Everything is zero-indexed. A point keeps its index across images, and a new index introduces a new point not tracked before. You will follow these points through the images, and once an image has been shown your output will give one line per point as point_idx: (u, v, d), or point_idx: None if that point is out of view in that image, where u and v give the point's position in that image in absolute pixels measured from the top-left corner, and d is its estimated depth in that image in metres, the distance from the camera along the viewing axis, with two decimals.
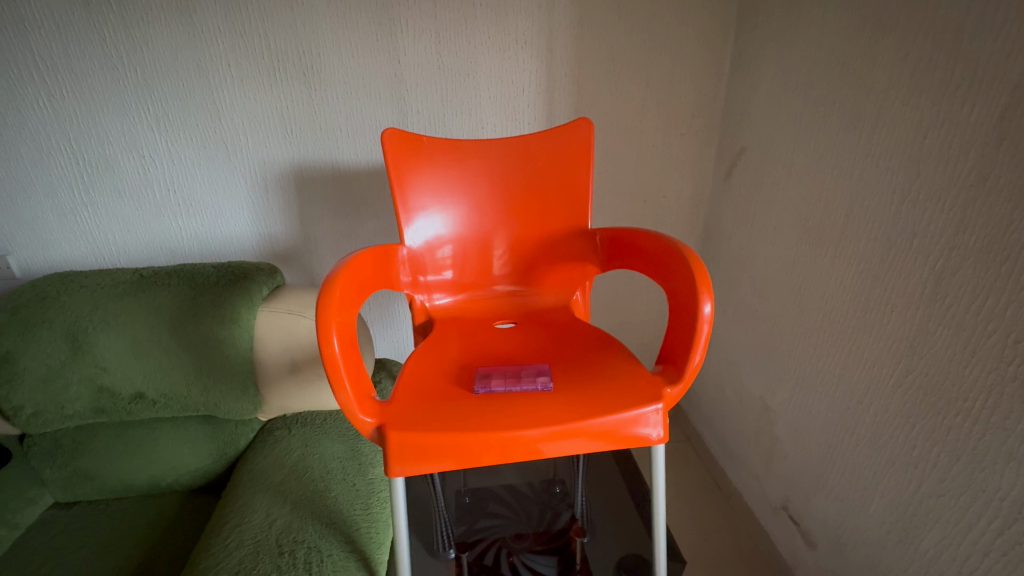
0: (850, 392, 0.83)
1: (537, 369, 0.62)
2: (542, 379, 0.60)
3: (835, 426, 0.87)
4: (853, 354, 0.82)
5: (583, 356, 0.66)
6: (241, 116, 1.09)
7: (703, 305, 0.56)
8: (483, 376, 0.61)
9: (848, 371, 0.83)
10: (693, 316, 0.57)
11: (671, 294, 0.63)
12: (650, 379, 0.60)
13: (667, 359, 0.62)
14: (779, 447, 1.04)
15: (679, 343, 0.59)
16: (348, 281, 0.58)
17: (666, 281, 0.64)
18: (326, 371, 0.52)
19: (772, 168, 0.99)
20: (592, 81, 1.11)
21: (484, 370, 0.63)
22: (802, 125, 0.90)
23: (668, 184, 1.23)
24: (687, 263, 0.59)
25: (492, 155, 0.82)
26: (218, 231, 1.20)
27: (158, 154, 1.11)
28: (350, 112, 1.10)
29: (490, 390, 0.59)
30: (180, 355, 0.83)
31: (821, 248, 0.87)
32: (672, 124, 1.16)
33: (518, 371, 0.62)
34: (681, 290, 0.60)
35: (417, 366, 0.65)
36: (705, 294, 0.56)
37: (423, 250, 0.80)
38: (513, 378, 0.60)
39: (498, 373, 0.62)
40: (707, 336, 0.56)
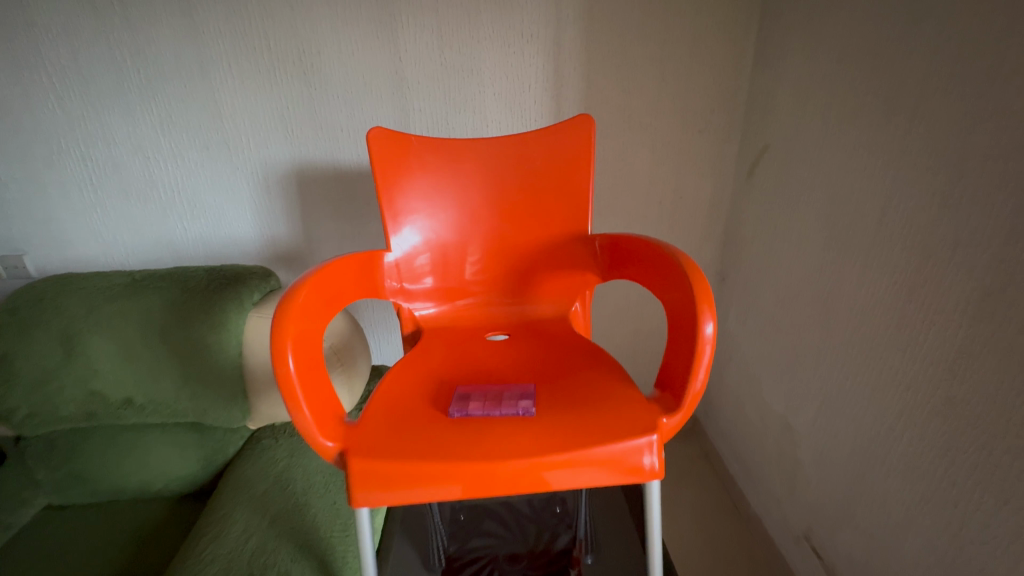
0: (880, 418, 0.75)
1: (521, 391, 0.56)
2: (523, 402, 0.54)
3: (864, 455, 0.78)
4: (884, 375, 0.73)
5: (573, 376, 0.60)
6: (242, 115, 1.07)
7: (705, 324, 0.49)
8: (462, 397, 0.56)
9: (878, 395, 0.75)
10: (694, 336, 0.50)
11: (670, 310, 0.56)
12: (646, 405, 0.53)
13: (666, 382, 0.55)
14: (802, 471, 0.95)
15: (679, 365, 0.53)
16: (315, 293, 0.54)
17: (665, 296, 0.58)
18: (282, 391, 0.48)
19: (797, 168, 0.91)
20: (602, 75, 1.04)
21: (464, 390, 0.58)
22: (830, 119, 0.81)
23: (686, 183, 1.15)
24: (687, 276, 0.52)
25: (486, 154, 0.77)
26: (219, 232, 1.19)
27: (163, 155, 1.11)
28: (351, 111, 1.06)
29: (466, 413, 0.53)
30: (168, 360, 0.82)
31: (852, 257, 0.78)
32: (688, 120, 1.09)
33: (499, 392, 0.56)
34: (681, 306, 0.53)
35: (393, 383, 0.60)
36: (707, 312, 0.49)
37: (410, 254, 0.76)
38: (492, 400, 0.55)
39: (478, 393, 0.56)
40: (709, 359, 0.50)
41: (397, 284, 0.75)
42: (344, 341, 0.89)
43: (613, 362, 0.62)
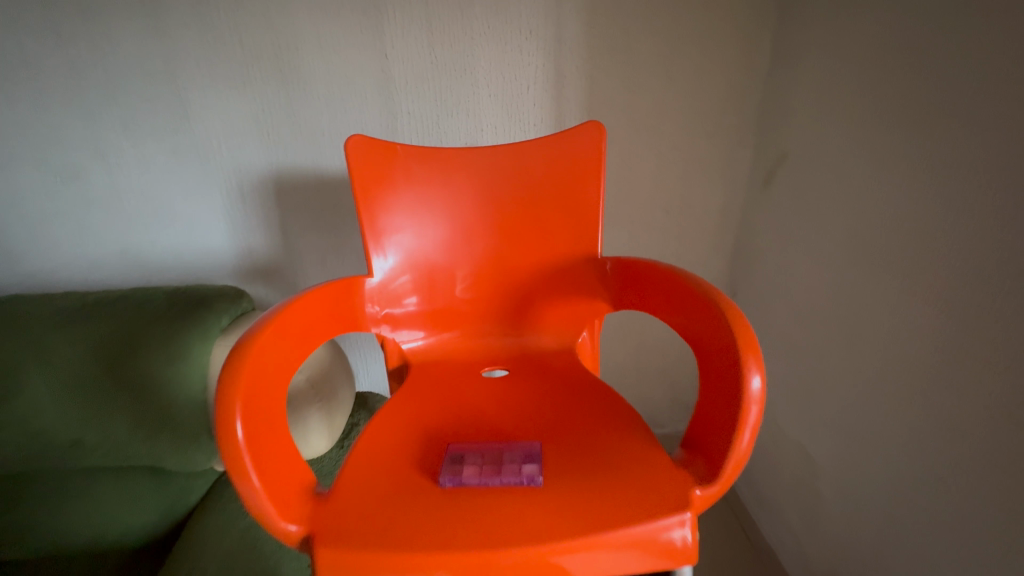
0: (919, 470, 0.66)
1: (524, 452, 0.48)
2: (528, 468, 0.45)
3: (900, 509, 0.69)
4: (926, 422, 0.64)
5: (583, 430, 0.51)
6: (211, 117, 0.95)
7: (751, 378, 0.41)
8: (454, 460, 0.47)
9: (926, 439, 0.65)
10: (734, 392, 0.41)
11: (699, 354, 0.48)
12: (674, 472, 0.45)
13: (696, 443, 0.46)
14: (826, 516, 0.86)
15: (713, 424, 0.44)
16: (274, 341, 0.46)
17: (692, 336, 0.49)
18: (229, 464, 0.40)
19: (823, 179, 0.80)
20: (609, 75, 0.94)
21: (457, 450, 0.49)
22: (867, 126, 0.71)
23: (696, 191, 1.04)
24: (725, 318, 0.44)
25: (480, 164, 0.69)
26: (194, 242, 1.05)
27: (127, 161, 0.98)
28: (332, 114, 0.95)
29: (460, 482, 0.45)
30: (122, 400, 0.73)
31: (888, 284, 0.69)
32: (699, 122, 0.97)
33: (499, 453, 0.48)
34: (714, 352, 0.45)
35: (372, 440, 0.51)
36: (752, 362, 0.41)
37: (396, 280, 0.68)
38: (491, 465, 0.46)
39: (474, 455, 0.48)
40: (756, 422, 0.41)
41: (380, 313, 0.67)
42: (324, 370, 0.79)
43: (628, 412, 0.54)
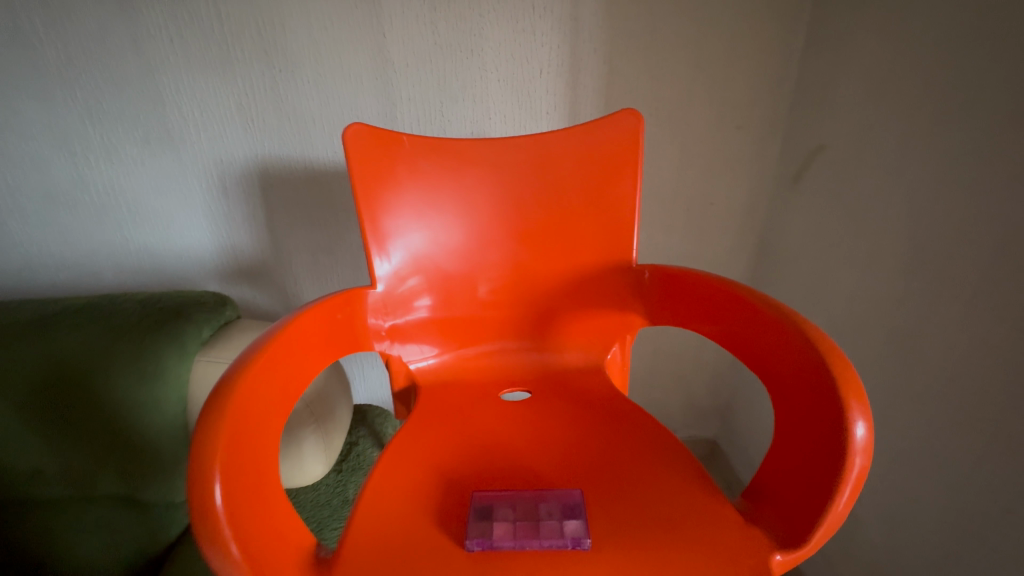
0: (965, 519, 0.58)
1: (564, 504, 0.41)
2: (573, 528, 0.39)
3: (938, 558, 0.61)
4: (978, 467, 0.56)
5: (629, 477, 0.45)
6: (188, 102, 0.84)
7: (855, 422, 0.35)
8: (480, 514, 0.41)
9: (982, 484, 0.56)
10: (834, 440, 0.35)
11: (778, 394, 0.42)
12: (746, 533, 0.38)
13: (767, 494, 0.40)
14: (845, 553, 0.78)
15: (796, 478, 0.38)
16: (264, 376, 0.40)
17: (770, 373, 0.44)
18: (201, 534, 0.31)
19: (869, 176, 0.70)
20: (627, 61, 0.83)
21: (482, 500, 0.42)
22: (930, 116, 0.61)
23: (719, 188, 0.94)
24: (819, 352, 0.38)
25: (500, 162, 0.63)
26: (170, 241, 0.95)
27: (93, 151, 0.87)
28: (323, 99, 0.85)
29: (492, 545, 0.38)
30: (94, 423, 0.65)
31: (944, 307, 0.60)
32: (725, 114, 0.87)
33: (534, 505, 0.42)
34: (803, 393, 0.39)
35: (380, 494, 0.44)
36: (856, 405, 0.35)
37: (404, 287, 0.62)
38: (527, 522, 0.40)
39: (504, 507, 0.41)
40: (861, 479, 0.34)
41: (385, 327, 0.61)
42: (321, 389, 0.72)
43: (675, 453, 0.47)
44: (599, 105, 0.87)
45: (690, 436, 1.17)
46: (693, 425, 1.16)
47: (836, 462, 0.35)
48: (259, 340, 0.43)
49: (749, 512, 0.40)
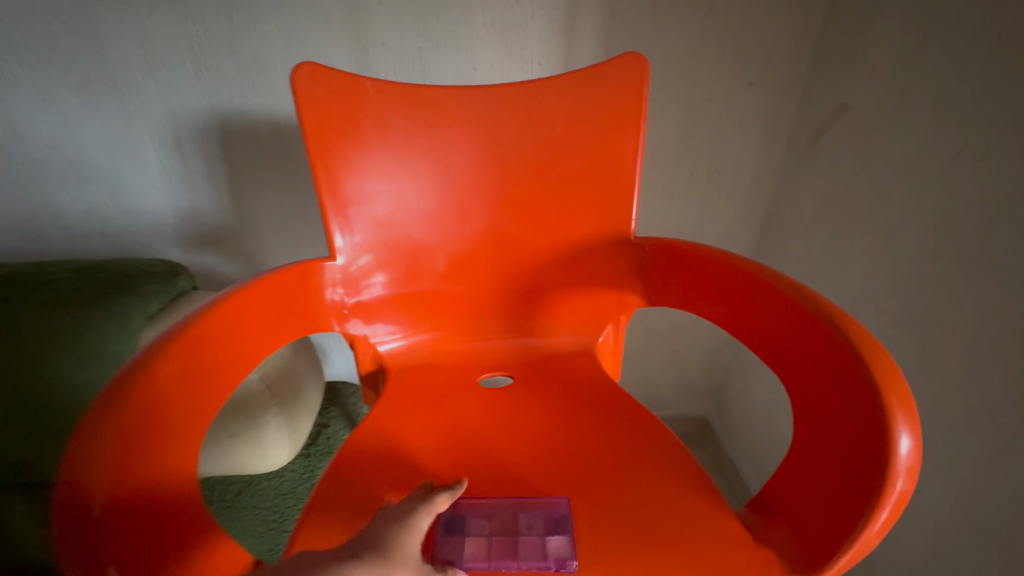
0: (979, 519, 0.54)
1: (545, 517, 0.39)
2: (557, 548, 0.36)
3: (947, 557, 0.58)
4: (999, 467, 0.52)
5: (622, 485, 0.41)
6: (131, 42, 0.72)
7: (899, 435, 0.31)
8: (450, 530, 0.38)
9: (1002, 484, 0.52)
10: (874, 454, 0.31)
11: (804, 397, 0.38)
12: (758, 552, 0.35)
13: (788, 509, 0.36)
14: None
15: (818, 493, 0.34)
16: (177, 372, 0.36)
17: (795, 374, 0.40)
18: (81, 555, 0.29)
19: (896, 141, 0.63)
20: (634, 4, 0.72)
21: (455, 512, 0.39)
22: (977, 71, 0.53)
23: (727, 153, 0.86)
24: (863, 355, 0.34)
25: (481, 116, 0.55)
26: (121, 202, 0.84)
27: (26, 97, 0.75)
28: (286, 42, 0.72)
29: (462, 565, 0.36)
30: (41, 405, 0.63)
31: (974, 293, 0.54)
32: (738, 70, 0.78)
33: (514, 522, 0.39)
34: (836, 400, 0.35)
35: (347, 500, 0.40)
36: (902, 416, 0.31)
37: (362, 260, 0.55)
38: (504, 539, 0.37)
39: (479, 524, 0.39)
40: (900, 502, 0.30)
41: (347, 304, 0.55)
42: (281, 366, 0.66)
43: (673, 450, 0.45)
44: (599, 56, 0.76)
45: (682, 414, 1.14)
46: (686, 403, 1.12)
47: (874, 480, 0.31)
48: (174, 325, 0.39)
49: (758, 526, 0.37)
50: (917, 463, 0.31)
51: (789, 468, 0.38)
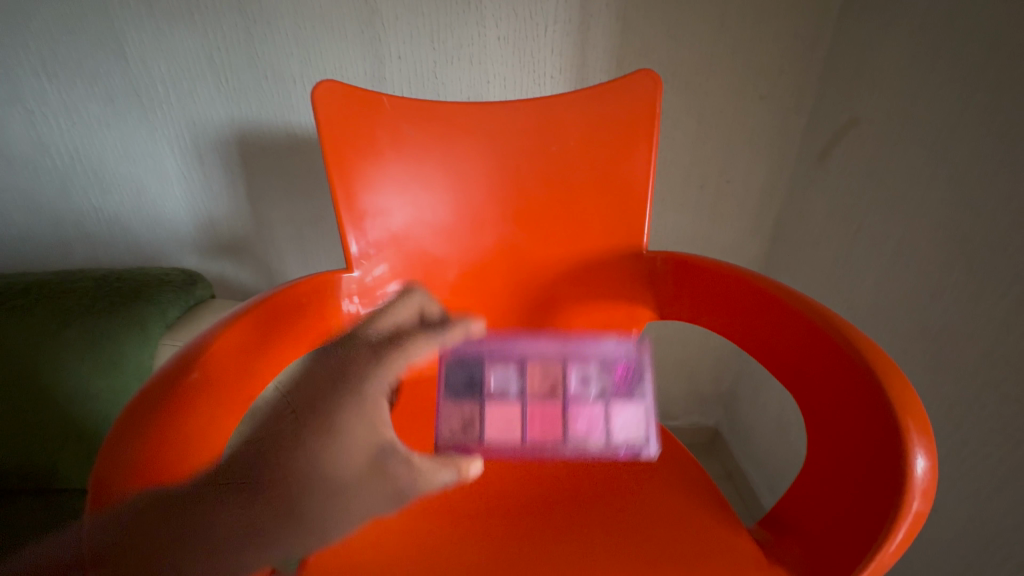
0: (992, 536, 0.53)
1: (614, 348, 0.47)
2: (609, 433, 0.46)
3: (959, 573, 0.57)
4: (1012, 484, 0.51)
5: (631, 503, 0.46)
6: (154, 56, 0.74)
7: (915, 456, 0.31)
8: (464, 368, 0.48)
9: (1014, 502, 0.51)
10: (891, 474, 0.32)
11: (815, 413, 0.39)
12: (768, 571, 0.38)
13: (805, 529, 0.37)
14: None
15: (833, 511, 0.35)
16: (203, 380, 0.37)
17: (806, 389, 0.40)
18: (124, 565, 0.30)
19: (908, 154, 0.62)
20: (645, 18, 0.73)
21: (458, 353, 0.49)
22: (990, 85, 0.53)
23: (737, 164, 0.86)
24: (878, 374, 0.34)
25: (495, 130, 0.56)
26: (142, 211, 0.86)
27: (53, 110, 0.77)
28: (303, 56, 0.74)
29: (481, 444, 0.46)
30: (60, 408, 0.65)
31: (986, 309, 0.53)
32: (749, 82, 0.79)
33: (549, 368, 0.47)
34: (851, 419, 0.35)
35: None
36: (919, 437, 0.31)
37: (376, 272, 0.57)
38: (536, 411, 0.47)
39: (498, 370, 0.48)
40: (917, 524, 0.30)
41: None
42: None
43: (680, 470, 0.49)
44: (610, 69, 0.77)
45: (691, 423, 1.13)
46: (695, 412, 1.12)
47: (889, 500, 0.31)
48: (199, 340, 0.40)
49: (771, 544, 0.40)
50: (934, 484, 0.31)
51: (804, 487, 0.39)
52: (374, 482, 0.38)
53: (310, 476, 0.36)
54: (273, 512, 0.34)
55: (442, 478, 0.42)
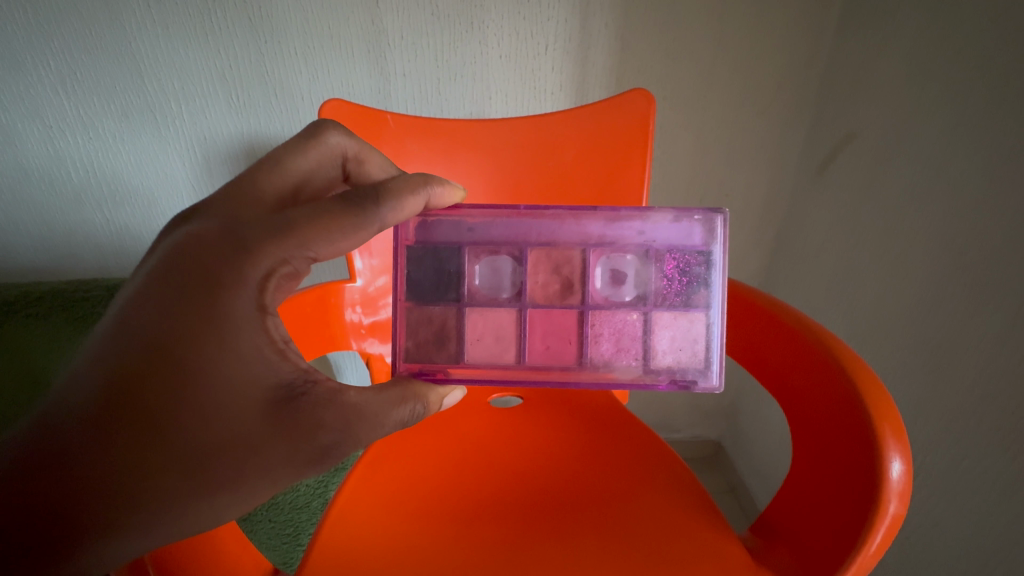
0: (991, 549, 0.53)
1: (679, 232, 0.43)
2: (649, 353, 0.44)
3: None
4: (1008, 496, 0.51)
5: (621, 506, 0.47)
6: (168, 73, 0.76)
7: (890, 460, 0.33)
8: (429, 252, 0.45)
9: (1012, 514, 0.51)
10: (868, 478, 0.34)
11: (801, 422, 0.41)
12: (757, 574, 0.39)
13: (790, 533, 0.39)
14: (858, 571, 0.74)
15: (818, 515, 0.37)
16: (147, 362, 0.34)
17: (792, 398, 0.42)
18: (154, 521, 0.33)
19: (903, 168, 0.63)
20: (644, 37, 0.75)
21: (428, 242, 0.45)
22: (981, 102, 0.54)
23: (736, 179, 0.88)
24: (856, 383, 0.37)
25: (499, 147, 0.64)
26: (153, 222, 0.89)
27: (69, 124, 0.79)
28: (312, 73, 0.76)
29: (458, 363, 0.45)
30: None
31: (982, 321, 0.54)
32: (747, 99, 0.80)
33: (564, 258, 0.45)
34: (833, 426, 0.37)
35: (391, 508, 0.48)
36: (894, 442, 0.34)
37: (375, 284, 0.64)
38: (542, 325, 0.46)
39: (489, 260, 0.46)
40: (894, 525, 0.33)
41: (365, 323, 0.64)
42: None
43: (670, 474, 0.51)
44: (609, 86, 0.79)
45: (694, 436, 1.13)
46: (698, 425, 1.12)
47: (868, 503, 0.33)
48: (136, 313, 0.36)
49: (760, 549, 0.41)
50: (909, 488, 0.33)
51: (790, 493, 0.41)
52: (289, 445, 0.35)
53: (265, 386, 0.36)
54: (241, 472, 0.34)
55: (401, 415, 0.40)
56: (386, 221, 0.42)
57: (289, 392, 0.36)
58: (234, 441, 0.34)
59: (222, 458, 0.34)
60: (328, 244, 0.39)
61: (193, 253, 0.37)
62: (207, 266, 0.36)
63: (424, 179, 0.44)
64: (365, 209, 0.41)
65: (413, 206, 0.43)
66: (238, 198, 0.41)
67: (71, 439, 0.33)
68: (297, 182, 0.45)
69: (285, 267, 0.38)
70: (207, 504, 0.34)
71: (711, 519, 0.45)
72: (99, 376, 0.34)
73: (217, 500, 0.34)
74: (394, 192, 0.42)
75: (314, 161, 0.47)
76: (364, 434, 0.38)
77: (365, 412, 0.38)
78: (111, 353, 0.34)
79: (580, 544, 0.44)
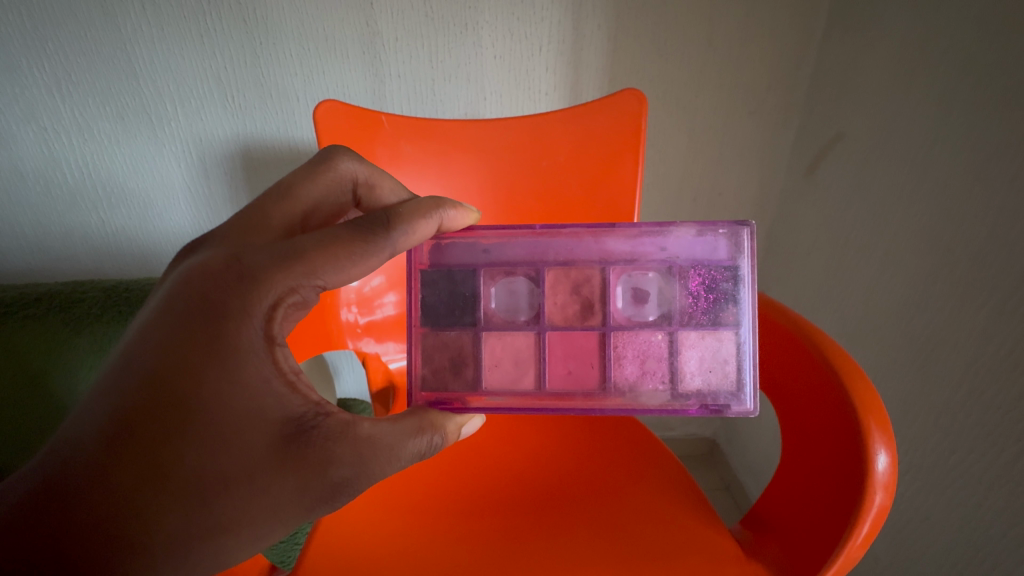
0: (977, 540, 0.54)
1: (705, 247, 0.43)
2: (677, 376, 0.43)
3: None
4: (994, 489, 0.52)
5: (618, 503, 0.48)
6: (163, 76, 0.77)
7: (875, 452, 0.34)
8: (443, 275, 0.46)
9: (997, 505, 0.52)
10: (854, 472, 0.35)
11: (795, 421, 0.42)
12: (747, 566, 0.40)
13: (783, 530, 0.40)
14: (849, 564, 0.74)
15: (810, 511, 0.38)
16: (152, 387, 0.35)
17: (788, 402, 0.43)
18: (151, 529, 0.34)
19: (890, 168, 0.64)
20: (636, 38, 0.76)
21: (442, 265, 0.46)
22: (966, 101, 0.55)
23: (728, 177, 0.89)
24: (840, 377, 0.37)
25: (493, 150, 0.65)
26: (148, 224, 0.89)
27: (64, 127, 0.79)
28: (307, 76, 0.77)
29: (475, 392, 0.45)
30: None
31: (968, 318, 0.55)
32: (738, 98, 0.81)
33: (582, 277, 0.45)
34: (823, 422, 0.38)
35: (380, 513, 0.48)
36: (879, 436, 0.34)
37: (369, 286, 0.64)
38: (561, 349, 0.45)
39: (506, 282, 0.46)
40: (879, 517, 0.33)
41: (361, 323, 0.64)
42: None
43: (664, 472, 0.52)
44: (603, 87, 0.80)
45: (689, 434, 1.14)
46: (693, 424, 1.12)
47: (854, 498, 0.34)
48: (141, 334, 0.37)
49: (750, 543, 0.43)
50: (895, 479, 0.34)
51: (784, 490, 0.42)
52: (298, 476, 0.36)
53: (269, 417, 0.36)
54: (248, 495, 0.35)
55: (418, 446, 0.40)
56: (398, 247, 0.42)
57: (299, 426, 0.36)
58: (241, 475, 0.35)
59: (226, 492, 0.35)
60: (338, 272, 0.39)
61: (201, 282, 0.38)
62: (211, 296, 0.37)
63: (437, 203, 0.46)
64: (375, 235, 0.41)
65: (426, 229, 0.43)
66: (249, 226, 0.43)
67: (80, 464, 0.34)
68: (306, 208, 0.47)
69: (292, 297, 0.38)
70: (211, 530, 0.35)
71: (702, 514, 0.46)
72: (115, 391, 0.35)
73: (222, 537, 0.35)
74: (406, 217, 0.42)
75: (324, 187, 0.48)
76: (378, 466, 0.38)
77: (381, 446, 0.38)
78: (119, 381, 0.35)
79: (575, 542, 0.44)
